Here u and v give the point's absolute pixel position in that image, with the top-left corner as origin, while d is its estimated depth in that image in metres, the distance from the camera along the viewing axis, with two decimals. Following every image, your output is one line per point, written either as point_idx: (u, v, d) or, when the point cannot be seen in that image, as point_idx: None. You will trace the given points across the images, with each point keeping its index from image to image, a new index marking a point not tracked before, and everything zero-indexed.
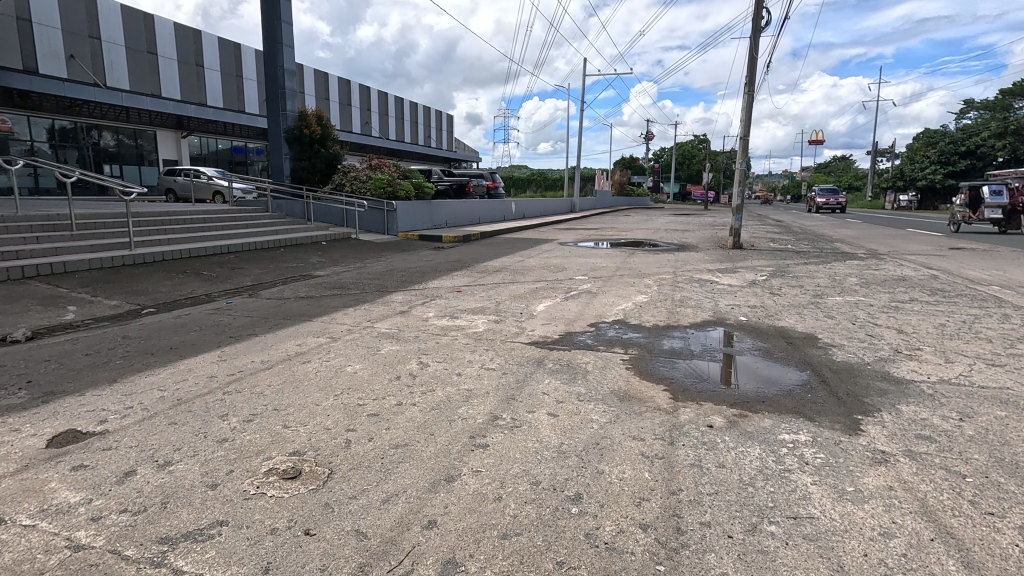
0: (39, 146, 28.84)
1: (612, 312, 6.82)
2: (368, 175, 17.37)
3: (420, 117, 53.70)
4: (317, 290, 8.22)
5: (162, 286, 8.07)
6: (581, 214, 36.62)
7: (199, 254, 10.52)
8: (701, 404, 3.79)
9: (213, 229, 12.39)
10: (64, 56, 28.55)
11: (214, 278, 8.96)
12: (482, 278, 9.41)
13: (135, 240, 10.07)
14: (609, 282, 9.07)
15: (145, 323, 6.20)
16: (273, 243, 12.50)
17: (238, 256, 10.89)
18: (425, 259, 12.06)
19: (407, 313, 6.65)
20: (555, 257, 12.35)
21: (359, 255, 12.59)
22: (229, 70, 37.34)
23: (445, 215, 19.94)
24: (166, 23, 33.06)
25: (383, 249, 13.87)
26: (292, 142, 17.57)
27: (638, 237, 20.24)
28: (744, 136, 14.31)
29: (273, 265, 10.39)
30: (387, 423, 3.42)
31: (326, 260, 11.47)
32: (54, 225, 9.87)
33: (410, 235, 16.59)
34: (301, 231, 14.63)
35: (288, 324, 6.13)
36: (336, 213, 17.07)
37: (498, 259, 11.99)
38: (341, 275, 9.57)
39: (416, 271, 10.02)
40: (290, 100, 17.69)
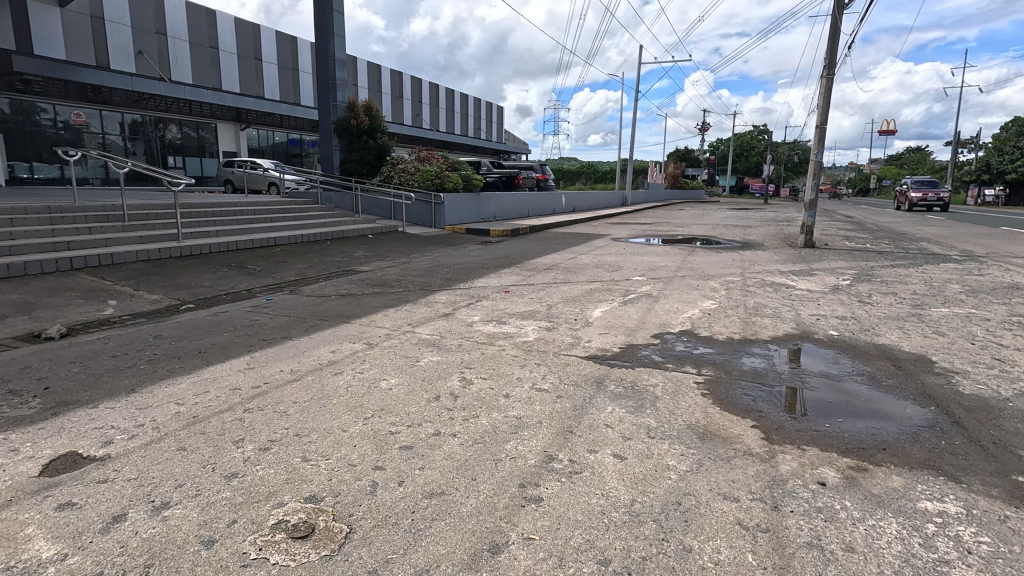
0: (113, 138, 30.33)
1: (677, 321, 6.08)
2: (417, 166, 17.04)
3: (470, 110, 53.46)
4: (358, 287, 7.84)
5: (204, 280, 7.89)
6: (634, 208, 35.38)
7: (245, 246, 10.41)
8: (805, 451, 3.06)
9: (262, 221, 12.31)
10: (133, 52, 29.75)
11: (258, 273, 8.75)
12: (532, 277, 8.81)
13: (184, 232, 10.04)
14: (670, 284, 8.27)
15: (180, 321, 5.94)
16: (320, 235, 12.31)
17: (283, 249, 10.71)
18: (472, 254, 11.58)
19: (451, 317, 6.14)
20: (609, 255, 11.60)
21: (405, 249, 12.23)
22: (286, 64, 38.12)
23: (494, 208, 19.43)
24: (226, 18, 33.96)
25: (430, 243, 13.48)
26: (341, 134, 17.45)
27: (697, 232, 19.10)
28: (821, 124, 13.07)
29: (317, 259, 10.14)
30: (422, 460, 2.88)
31: (371, 254, 11.16)
32: (107, 217, 9.97)
33: (457, 229, 16.17)
34: (348, 223, 14.44)
35: (324, 325, 5.73)
36: (385, 206, 16.86)
37: (548, 256, 11.36)
38: (385, 271, 9.19)
39: (462, 268, 9.53)
40: (339, 91, 17.56)
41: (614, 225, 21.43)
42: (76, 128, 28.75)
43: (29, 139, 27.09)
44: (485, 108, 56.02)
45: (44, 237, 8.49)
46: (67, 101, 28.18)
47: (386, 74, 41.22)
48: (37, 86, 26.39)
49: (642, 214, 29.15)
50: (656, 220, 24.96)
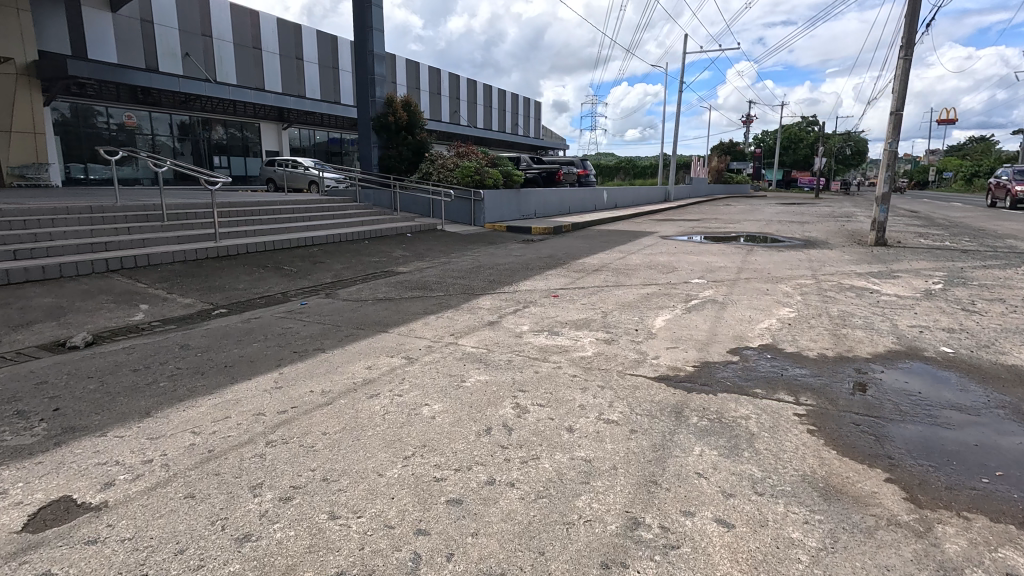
0: (162, 139, 31.10)
1: (753, 332, 5.35)
2: (456, 162, 16.58)
3: (508, 106, 52.92)
4: (397, 290, 7.37)
5: (239, 283, 7.58)
6: (677, 204, 34.16)
7: (283, 246, 10.13)
8: (972, 524, 2.33)
9: (300, 219, 12.06)
10: (181, 54, 30.45)
11: (294, 274, 8.41)
12: (581, 280, 8.16)
13: (221, 232, 9.83)
14: (736, 288, 7.50)
15: (210, 328, 5.56)
16: (358, 234, 11.96)
17: (321, 249, 10.39)
18: (514, 254, 11.02)
19: (497, 326, 5.58)
20: (661, 255, 10.83)
21: (445, 248, 11.77)
22: (327, 63, 38.44)
23: (534, 205, 18.83)
24: (269, 18, 34.39)
25: (470, 242, 12.99)
26: (380, 130, 17.16)
27: (750, 229, 18.02)
28: (896, 111, 11.93)
29: (355, 259, 9.77)
30: (475, 524, 2.30)
31: (410, 253, 10.74)
32: (148, 217, 9.87)
33: (497, 227, 15.64)
34: (387, 222, 14.07)
35: (360, 335, 5.26)
36: (423, 204, 16.48)
37: (596, 256, 10.69)
38: (425, 272, 8.72)
39: (505, 269, 8.97)
40: (378, 86, 17.26)
41: (660, 222, 20.49)
42: (128, 130, 29.57)
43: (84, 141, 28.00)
44: (523, 104, 55.36)
45: (84, 238, 8.39)
46: (119, 104, 29.01)
47: (425, 71, 41.08)
48: (91, 90, 27.24)
49: (688, 211, 27.98)
50: (703, 216, 23.83)
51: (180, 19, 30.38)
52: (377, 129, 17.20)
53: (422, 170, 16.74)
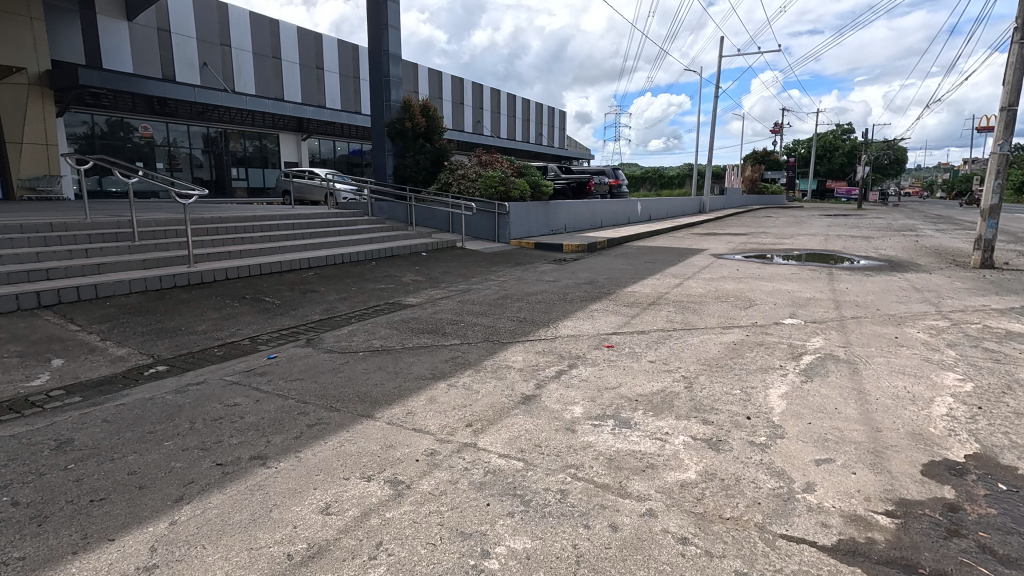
0: (180, 150, 30.20)
1: (937, 425, 3.44)
2: (478, 173, 14.82)
3: (531, 115, 51.46)
4: (400, 335, 5.64)
5: (201, 324, 5.94)
6: (714, 215, 32.14)
7: (272, 271, 8.52)
8: None
9: (298, 238, 10.48)
10: (198, 63, 29.61)
11: (276, 309, 6.76)
12: (637, 320, 6.32)
13: (199, 254, 8.27)
14: (852, 335, 5.57)
15: (122, 405, 3.86)
16: (364, 255, 10.32)
17: (318, 274, 8.76)
18: (546, 279, 9.25)
19: (535, 405, 3.81)
20: (724, 282, 8.91)
21: (464, 270, 10.07)
22: (347, 72, 37.49)
23: (564, 218, 17.07)
24: (289, 27, 33.52)
25: (495, 262, 11.27)
26: (395, 137, 15.61)
27: (810, 245, 15.96)
28: (1008, 107, 9.85)
29: (356, 288, 8.12)
30: None
31: (423, 278, 9.05)
32: (116, 237, 8.36)
33: (524, 244, 13.93)
34: (401, 239, 12.44)
35: (331, 424, 3.50)
36: (442, 218, 14.84)
37: (644, 283, 8.83)
38: (439, 307, 6.98)
39: (538, 303, 7.19)
40: (394, 89, 15.73)
41: (703, 237, 18.48)
42: (144, 141, 28.70)
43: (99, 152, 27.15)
44: (548, 113, 53.81)
45: (27, 264, 6.89)
46: (135, 114, 28.13)
47: (447, 79, 39.85)
48: (106, 100, 26.41)
49: (727, 224, 25.86)
50: (747, 230, 21.71)
51: (199, 28, 29.58)
52: (391, 136, 15.66)
53: (440, 181, 15.17)
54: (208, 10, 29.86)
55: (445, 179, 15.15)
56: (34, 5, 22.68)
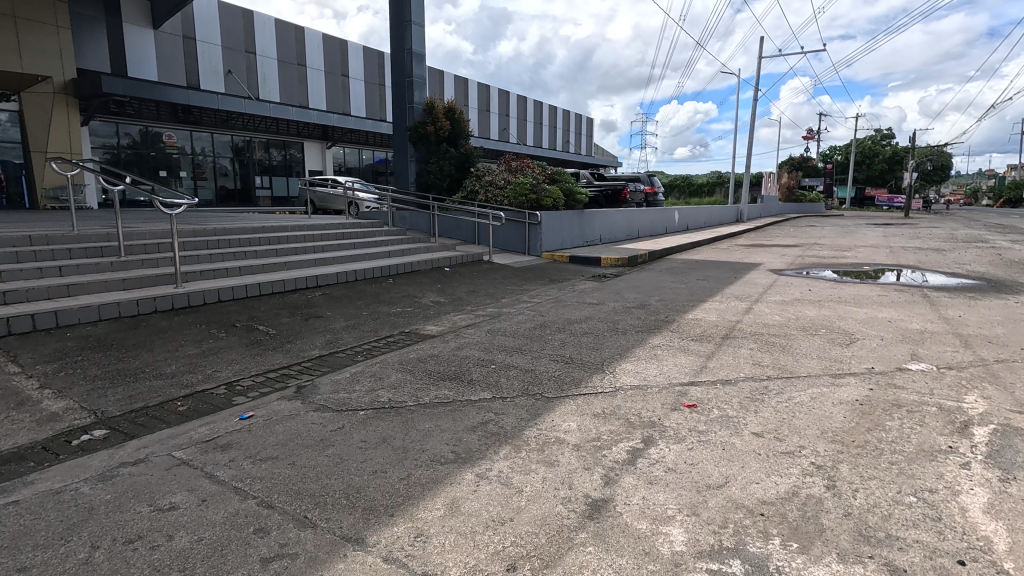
0: (204, 159, 29.83)
1: None
2: (508, 180, 13.54)
3: (559, 123, 50.33)
4: (415, 384, 4.41)
5: (171, 365, 4.79)
6: (753, 225, 30.39)
7: (271, 292, 7.42)
8: None
9: (307, 252, 9.41)
10: (223, 71, 29.30)
11: (267, 342, 5.59)
12: (715, 362, 4.96)
13: (190, 272, 7.22)
14: (1018, 392, 4.13)
15: (8, 509, 2.67)
16: (381, 271, 9.18)
17: (326, 295, 7.62)
18: (589, 301, 7.94)
19: (608, 521, 2.52)
20: (803, 307, 7.46)
21: (493, 289, 8.83)
22: (372, 79, 36.97)
23: (599, 228, 15.76)
24: (314, 34, 33.12)
25: (527, 279, 10.02)
26: (418, 142, 14.51)
27: (877, 258, 14.29)
28: None
29: (369, 312, 6.94)
30: None
31: (446, 299, 7.86)
32: (100, 252, 7.40)
33: (557, 257, 12.68)
34: (423, 252, 11.30)
35: (299, 559, 2.26)
36: (468, 229, 13.66)
37: (706, 308, 7.45)
38: (466, 340, 5.74)
39: (586, 336, 5.88)
40: (417, 90, 14.65)
41: (750, 249, 16.93)
42: (169, 150, 28.29)
43: (124, 161, 26.84)
44: (575, 120, 52.67)
45: None
46: (159, 122, 27.68)
47: (473, 85, 39.03)
48: (130, 108, 25.94)
49: (770, 234, 24.17)
50: (795, 241, 20.03)
51: (224, 36, 29.30)
52: (414, 141, 14.57)
53: (466, 189, 14.02)
54: (234, 18, 29.57)
55: (472, 187, 13.97)
56: (61, 13, 22.42)
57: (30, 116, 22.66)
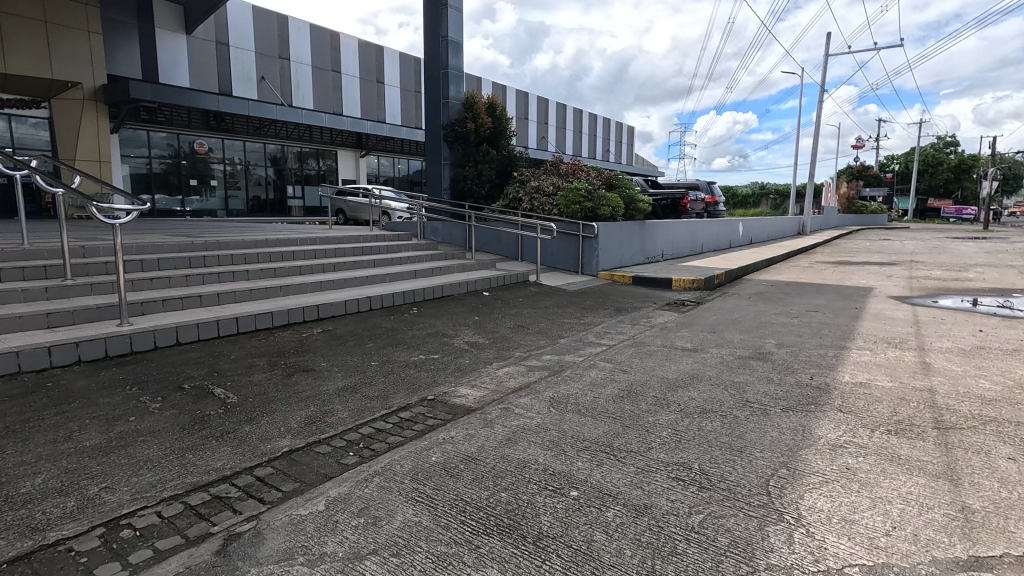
0: (236, 167, 28.78)
1: None
2: (559, 186, 11.63)
3: (599, 131, 48.18)
4: (436, 548, 2.34)
5: (32, 479, 2.85)
6: (818, 238, 27.46)
7: (249, 331, 5.55)
8: None
9: (313, 274, 7.58)
10: (256, 77, 28.42)
11: (213, 423, 3.64)
12: (977, 495, 2.73)
13: (148, 301, 5.46)
14: None
15: None
16: (402, 297, 7.24)
17: (324, 336, 5.67)
18: (681, 347, 5.80)
19: None
20: (1006, 363, 5.10)
21: (547, 324, 6.77)
22: (408, 86, 35.76)
23: (661, 242, 13.54)
24: (350, 40, 32.10)
25: (588, 308, 7.92)
26: (453, 142, 12.64)
27: (1014, 281, 11.57)
28: None
29: (378, 363, 4.96)
30: None
31: (487, 342, 5.82)
32: (42, 273, 5.79)
33: (618, 278, 10.54)
34: (456, 271, 9.32)
35: None
36: (510, 243, 11.69)
37: (858, 361, 5.18)
38: (521, 425, 3.68)
39: (709, 420, 3.72)
40: (453, 83, 12.79)
41: (838, 267, 14.42)
42: (200, 158, 27.22)
43: (155, 170, 25.87)
44: (615, 128, 50.39)
45: None
46: (190, 130, 26.58)
47: (511, 92, 37.44)
48: (161, 115, 24.90)
49: (845, 250, 21.41)
50: (884, 257, 17.29)
51: (258, 41, 28.45)
52: (449, 141, 12.71)
53: (508, 196, 12.14)
54: (269, 23, 28.71)
55: (515, 194, 12.07)
56: (92, 18, 21.23)
57: (61, 124, 21.90)
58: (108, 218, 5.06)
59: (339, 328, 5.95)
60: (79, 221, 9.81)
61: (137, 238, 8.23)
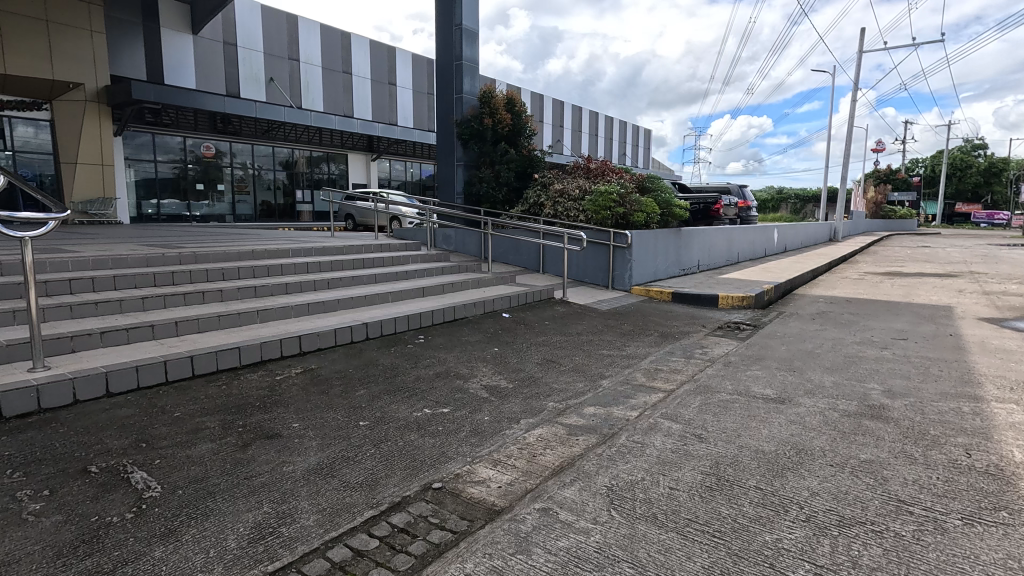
0: (245, 172, 27.80)
1: None
2: (586, 189, 10.40)
3: (615, 135, 46.86)
4: None
5: None
6: (851, 245, 25.88)
7: (204, 373, 4.34)
8: None
9: (301, 294, 6.41)
10: (265, 78, 27.50)
11: (108, 543, 2.40)
12: None
13: (81, 336, 4.30)
14: None
15: None
16: (406, 322, 6.02)
17: (301, 381, 4.44)
18: (761, 396, 4.50)
19: None
20: None
21: (583, 360, 5.51)
22: (420, 88, 34.80)
23: (697, 252, 12.21)
24: (362, 41, 31.17)
25: (629, 335, 6.64)
26: (468, 141, 11.44)
27: None
28: None
29: (368, 424, 3.75)
30: None
31: (512, 388, 4.58)
32: None
33: (657, 293, 9.27)
34: (471, 287, 8.10)
35: None
36: (531, 253, 10.48)
37: (1013, 424, 3.85)
38: (573, 553, 2.41)
39: (860, 545, 2.43)
40: (467, 76, 11.59)
41: (893, 279, 12.97)
42: (206, 162, 26.19)
43: (161, 176, 24.78)
44: (631, 132, 49.04)
45: None
46: (197, 133, 25.54)
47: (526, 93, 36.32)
48: (167, 117, 23.92)
49: (887, 258, 19.83)
50: (938, 268, 15.76)
51: (267, 42, 27.53)
52: (462, 140, 11.51)
53: (528, 200, 10.97)
54: (278, 23, 27.79)
55: (537, 197, 10.91)
56: (95, 16, 20.11)
57: (61, 128, 20.54)
58: (12, 229, 3.86)
59: (322, 368, 4.72)
60: (44, 233, 8.66)
61: (95, 249, 7.03)
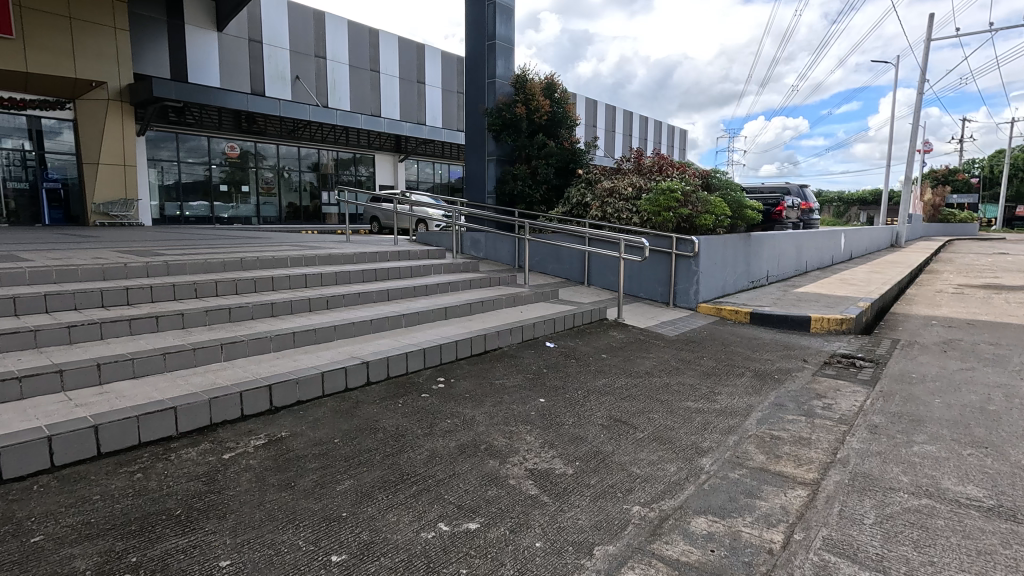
0: (271, 174, 26.69)
1: None
2: (640, 187, 8.83)
3: (649, 135, 44.95)
4: None
5: None
6: (915, 251, 23.54)
7: (116, 450, 2.94)
8: None
9: (288, 317, 5.02)
10: (291, 77, 26.49)
11: None
12: None
13: None
14: None
15: None
16: (422, 358, 4.57)
17: (257, 464, 2.98)
18: (972, 504, 2.84)
19: None
20: None
21: (666, 422, 3.92)
22: (450, 87, 33.62)
23: (767, 260, 10.46)
24: (390, 38, 30.07)
25: (716, 377, 5.01)
26: (501, 133, 9.97)
27: None
28: None
29: (344, 564, 2.25)
30: None
31: (576, 481, 3.02)
32: None
33: (731, 312, 7.60)
34: (505, 305, 6.58)
35: None
36: (575, 261, 9.02)
37: None
38: None
39: None
40: (499, 58, 10.10)
41: (999, 294, 10.98)
42: (232, 163, 25.16)
43: (186, 179, 23.72)
44: (665, 133, 47.02)
45: None
46: (222, 132, 24.33)
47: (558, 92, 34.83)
48: (191, 116, 22.86)
49: (968, 267, 17.63)
50: None
51: (293, 39, 26.47)
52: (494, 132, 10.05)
53: (570, 200, 9.55)
54: (304, 20, 26.75)
55: (581, 196, 9.46)
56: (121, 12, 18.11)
57: (83, 127, 18.28)
58: None
59: (293, 439, 3.26)
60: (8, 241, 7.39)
61: (45, 258, 5.72)
